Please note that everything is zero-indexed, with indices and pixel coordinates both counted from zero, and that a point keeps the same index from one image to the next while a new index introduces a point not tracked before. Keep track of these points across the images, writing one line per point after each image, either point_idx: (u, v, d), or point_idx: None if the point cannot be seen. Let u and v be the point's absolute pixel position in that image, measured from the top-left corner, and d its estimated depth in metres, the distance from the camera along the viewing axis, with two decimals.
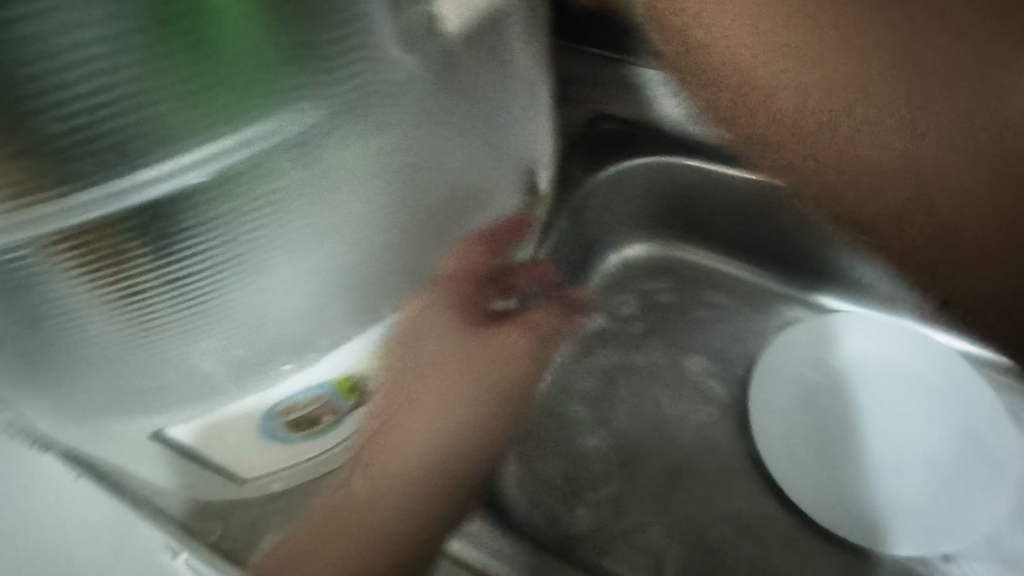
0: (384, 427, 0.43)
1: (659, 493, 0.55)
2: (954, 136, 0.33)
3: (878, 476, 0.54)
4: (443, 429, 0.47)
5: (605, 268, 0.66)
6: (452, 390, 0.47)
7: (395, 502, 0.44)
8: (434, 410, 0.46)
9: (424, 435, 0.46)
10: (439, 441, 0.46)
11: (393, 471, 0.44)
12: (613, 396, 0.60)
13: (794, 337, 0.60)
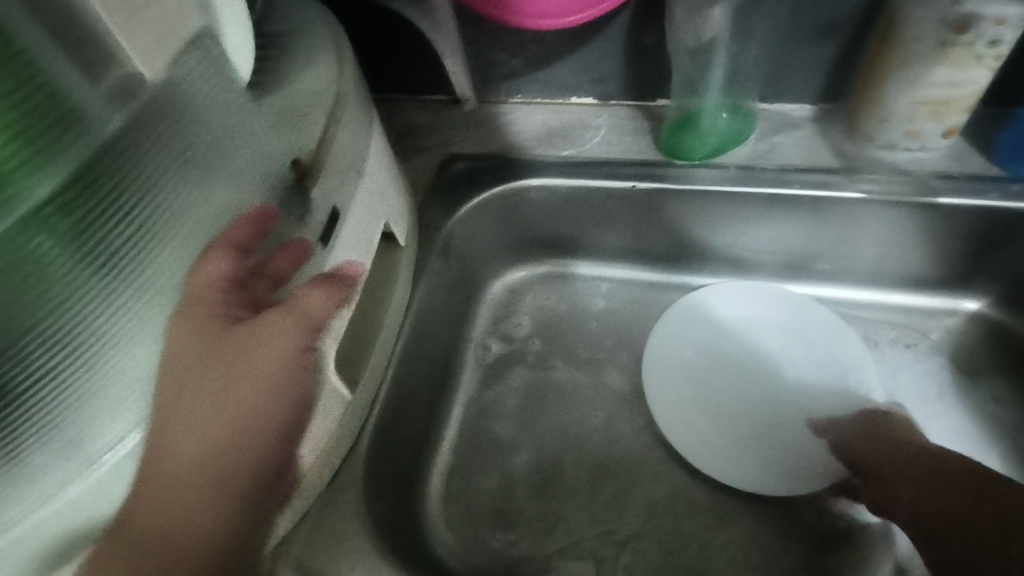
0: (192, 452, 0.34)
1: (582, 500, 0.57)
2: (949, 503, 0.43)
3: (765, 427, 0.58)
4: (213, 438, 0.34)
5: (492, 294, 0.68)
6: (219, 395, 0.35)
7: (193, 480, 0.34)
8: (205, 418, 0.34)
9: (208, 424, 0.34)
10: (226, 449, 0.35)
11: (183, 483, 0.34)
12: (522, 417, 0.61)
13: (673, 320, 0.63)
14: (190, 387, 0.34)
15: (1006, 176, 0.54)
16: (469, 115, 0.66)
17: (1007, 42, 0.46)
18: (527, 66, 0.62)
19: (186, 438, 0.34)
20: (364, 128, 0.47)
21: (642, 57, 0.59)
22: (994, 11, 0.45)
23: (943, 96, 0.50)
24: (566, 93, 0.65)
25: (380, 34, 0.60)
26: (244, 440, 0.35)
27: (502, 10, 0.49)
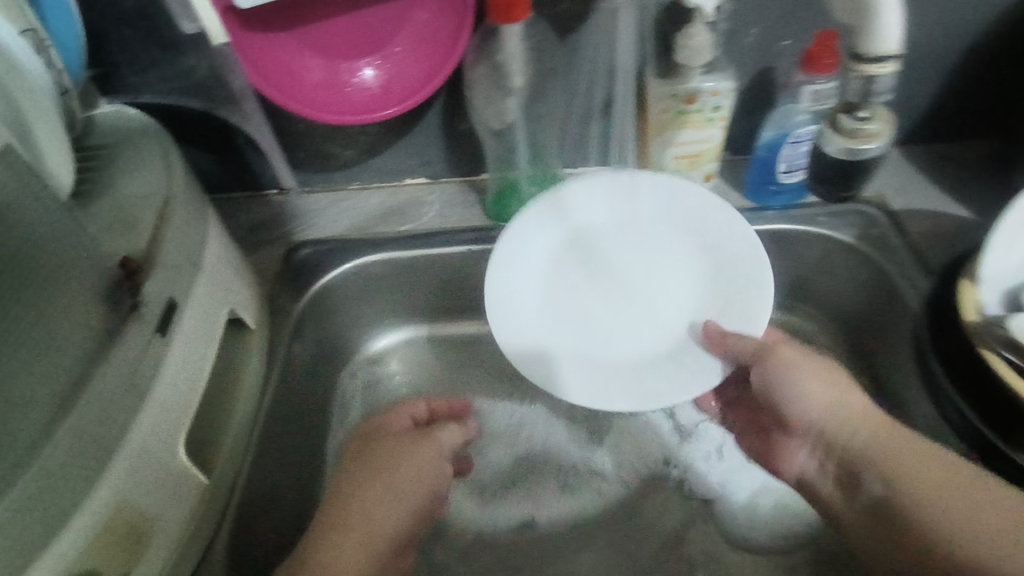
0: (347, 513, 0.50)
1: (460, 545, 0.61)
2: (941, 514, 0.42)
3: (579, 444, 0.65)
4: (368, 525, 0.50)
5: (358, 365, 0.71)
6: (387, 483, 0.52)
7: (374, 530, 0.50)
8: (391, 495, 0.51)
9: (393, 503, 0.51)
10: (391, 517, 0.51)
11: (352, 551, 0.48)
12: None
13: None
14: (373, 477, 0.52)
15: (757, 206, 0.66)
16: (312, 205, 0.71)
17: (724, 106, 0.59)
18: (360, 156, 0.69)
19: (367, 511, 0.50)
20: (197, 226, 0.50)
21: (459, 140, 0.68)
22: (707, 85, 0.58)
23: (693, 150, 0.63)
24: (400, 177, 0.72)
25: (208, 141, 0.64)
26: (386, 526, 0.51)
27: (318, 109, 0.53)
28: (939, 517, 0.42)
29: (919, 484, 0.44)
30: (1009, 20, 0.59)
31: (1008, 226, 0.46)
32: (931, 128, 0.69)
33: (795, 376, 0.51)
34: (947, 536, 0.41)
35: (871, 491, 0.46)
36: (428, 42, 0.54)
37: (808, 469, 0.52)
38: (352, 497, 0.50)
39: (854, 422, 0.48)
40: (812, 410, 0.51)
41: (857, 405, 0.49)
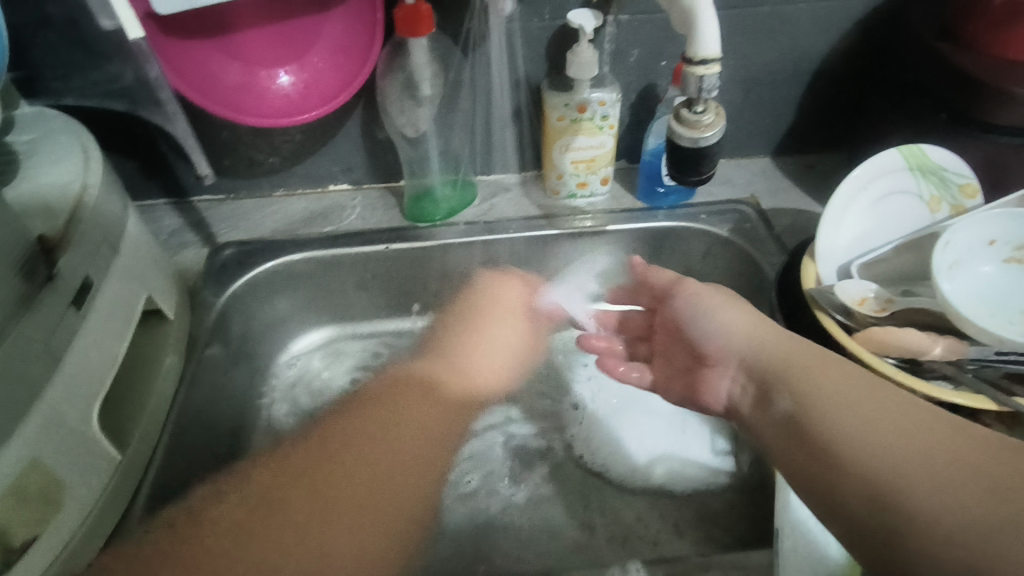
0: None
1: None
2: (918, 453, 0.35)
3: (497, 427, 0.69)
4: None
5: (282, 361, 0.73)
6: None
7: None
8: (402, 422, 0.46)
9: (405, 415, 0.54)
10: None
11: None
12: None
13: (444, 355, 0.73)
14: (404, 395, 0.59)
15: (649, 207, 0.74)
16: (237, 209, 0.75)
17: (611, 115, 0.67)
18: (285, 163, 0.73)
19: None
20: (112, 216, 0.52)
21: (378, 148, 0.73)
22: (595, 96, 0.66)
23: (589, 156, 0.71)
24: (323, 184, 0.76)
25: (130, 146, 0.67)
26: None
27: (238, 110, 0.58)
28: (844, 409, 0.40)
29: (875, 414, 0.39)
30: (847, 48, 0.70)
31: (834, 207, 0.56)
32: (797, 140, 0.79)
33: (710, 311, 0.55)
34: (844, 439, 0.39)
35: (783, 407, 0.45)
36: (342, 53, 0.60)
37: (736, 391, 0.50)
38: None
39: (772, 346, 0.49)
40: (729, 341, 0.52)
41: (762, 328, 0.51)
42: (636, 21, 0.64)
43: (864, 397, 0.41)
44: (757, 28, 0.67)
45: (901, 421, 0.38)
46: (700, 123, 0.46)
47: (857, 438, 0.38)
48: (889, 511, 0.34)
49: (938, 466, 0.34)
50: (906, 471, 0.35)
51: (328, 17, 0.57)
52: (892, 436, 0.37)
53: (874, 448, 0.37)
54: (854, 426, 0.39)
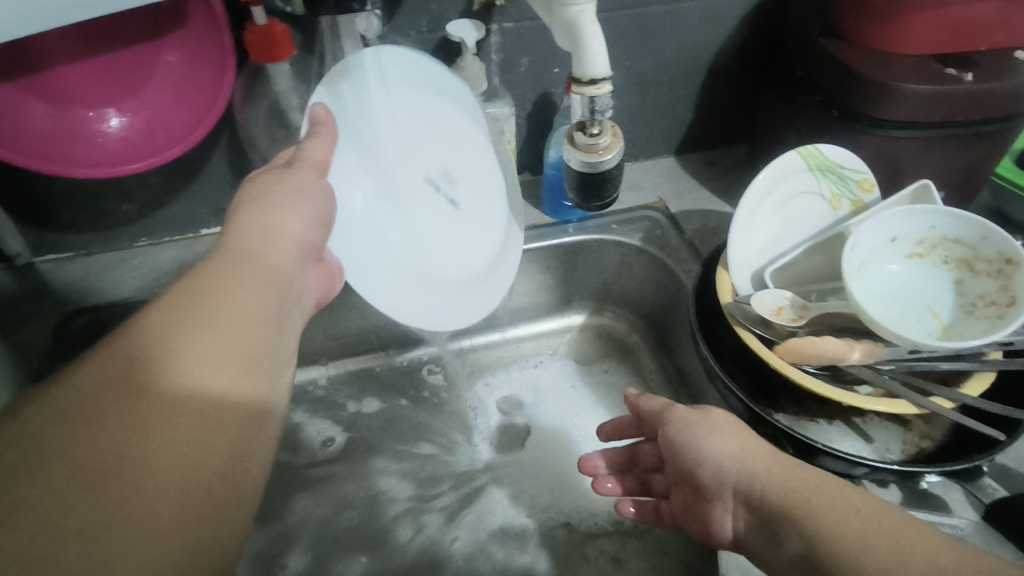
0: (52, 493, 0.28)
1: None
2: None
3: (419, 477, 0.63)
4: (193, 447, 0.31)
5: None
6: (225, 317, 0.36)
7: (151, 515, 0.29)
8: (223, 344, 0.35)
9: (234, 325, 0.36)
10: (207, 452, 0.32)
11: (71, 465, 0.29)
12: None
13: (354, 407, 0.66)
14: (192, 320, 0.34)
15: (557, 221, 0.70)
16: (86, 268, 0.64)
17: (508, 130, 0.63)
18: (141, 210, 0.63)
19: (125, 540, 0.28)
20: None
21: None
22: (487, 112, 0.61)
23: None
24: (192, 228, 0.67)
25: None
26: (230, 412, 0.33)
27: (66, 163, 0.49)
28: (841, 535, 0.35)
29: (853, 537, 0.35)
30: (737, 42, 0.69)
31: (742, 213, 0.54)
32: (697, 138, 0.78)
33: (699, 436, 0.46)
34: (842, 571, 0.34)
35: (792, 545, 0.38)
36: (188, 84, 0.52)
37: (740, 526, 0.43)
38: (102, 492, 0.28)
39: (764, 468, 0.42)
40: (721, 466, 0.44)
41: (753, 446, 0.43)
42: (521, 28, 0.60)
43: (827, 496, 0.38)
44: (646, 30, 0.64)
45: (881, 540, 0.34)
46: (596, 147, 0.43)
47: (845, 558, 0.34)
48: None
49: None
50: None
51: (160, 44, 0.49)
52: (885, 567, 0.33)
53: (872, 562, 0.33)
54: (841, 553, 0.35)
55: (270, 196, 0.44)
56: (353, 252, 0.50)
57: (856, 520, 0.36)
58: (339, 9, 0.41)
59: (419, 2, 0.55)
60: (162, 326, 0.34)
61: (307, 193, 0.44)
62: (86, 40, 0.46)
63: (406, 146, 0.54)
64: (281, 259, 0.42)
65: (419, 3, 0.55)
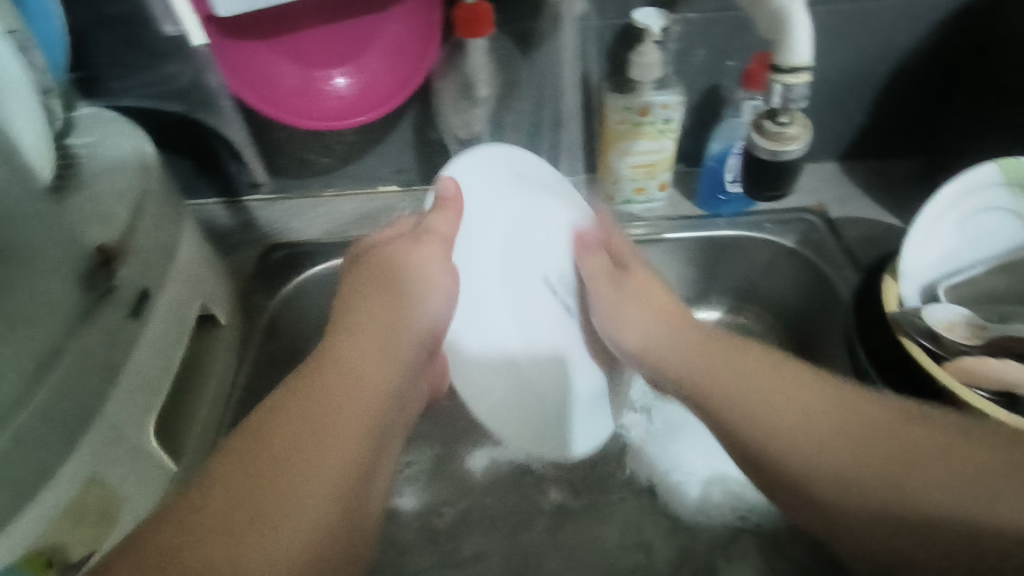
0: (190, 542, 0.33)
1: (421, 540, 0.60)
2: (847, 466, 0.39)
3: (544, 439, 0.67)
4: (323, 475, 0.38)
5: None
6: (341, 432, 0.41)
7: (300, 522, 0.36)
8: (347, 400, 0.43)
9: (347, 428, 0.41)
10: (326, 492, 0.38)
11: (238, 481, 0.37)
12: None
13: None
14: (323, 379, 0.43)
15: (708, 214, 0.70)
16: (283, 208, 0.73)
17: (674, 119, 0.63)
18: (335, 163, 0.71)
19: (260, 571, 0.33)
20: (171, 222, 0.52)
21: (430, 149, 0.70)
22: (658, 99, 0.62)
23: (648, 160, 0.67)
24: (372, 184, 0.74)
25: (183, 145, 0.66)
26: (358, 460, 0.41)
27: (296, 113, 0.57)
28: (779, 433, 0.43)
29: (790, 439, 0.42)
30: (932, 47, 0.65)
31: (921, 223, 0.52)
32: (867, 145, 0.74)
33: (622, 317, 0.54)
34: (788, 466, 0.41)
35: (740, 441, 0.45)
36: (400, 53, 0.58)
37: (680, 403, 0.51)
38: (268, 514, 0.36)
39: (670, 360, 0.51)
40: (641, 342, 0.53)
41: (676, 337, 0.53)
42: (705, 19, 0.61)
43: (813, 403, 0.43)
44: (834, 27, 0.63)
45: (835, 439, 0.40)
46: (785, 135, 0.43)
47: (790, 456, 0.41)
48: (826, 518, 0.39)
49: (860, 484, 0.38)
50: (833, 487, 0.39)
51: (385, 16, 0.55)
52: (826, 454, 0.40)
53: (823, 465, 0.40)
54: (772, 447, 0.42)
55: (384, 276, 0.51)
56: (494, 344, 0.50)
57: (815, 412, 0.42)
58: None
59: None
60: (281, 437, 0.39)
61: (427, 260, 0.49)
62: (328, 9, 0.54)
63: (489, 211, 0.52)
64: (405, 344, 0.48)
65: None
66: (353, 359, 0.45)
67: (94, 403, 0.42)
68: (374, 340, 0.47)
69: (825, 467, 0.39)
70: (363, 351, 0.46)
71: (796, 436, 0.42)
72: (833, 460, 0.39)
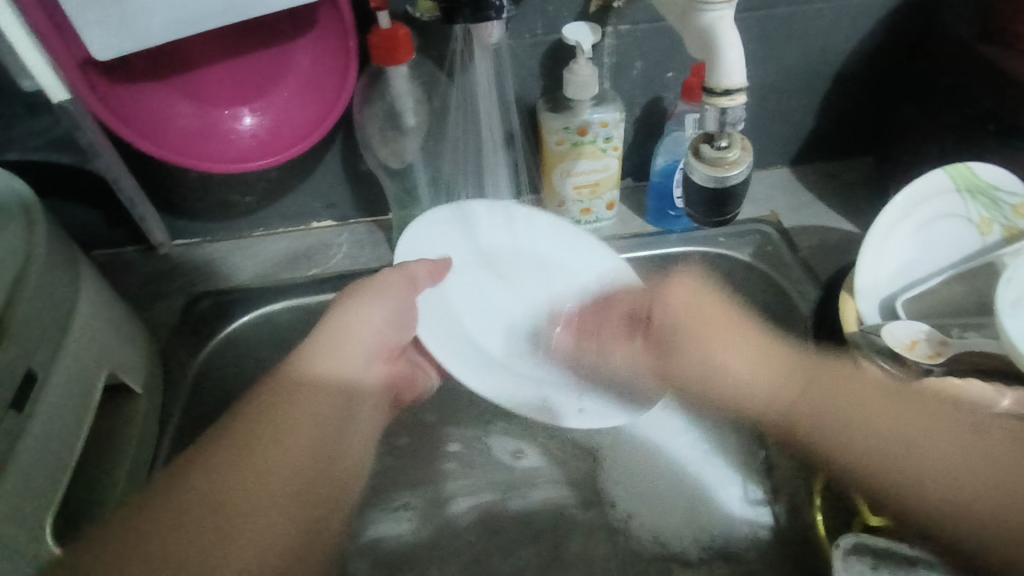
0: (161, 534, 0.38)
1: None
2: (968, 471, 0.43)
3: (509, 481, 0.62)
4: (280, 475, 0.44)
5: None
6: (298, 438, 0.46)
7: (258, 525, 0.41)
8: (311, 411, 0.48)
9: (303, 430, 0.46)
10: (285, 493, 0.43)
11: (184, 503, 0.39)
12: None
13: (456, 410, 0.66)
14: (282, 399, 0.47)
15: (660, 230, 0.68)
16: (209, 253, 0.67)
17: (615, 137, 0.60)
18: (261, 202, 0.66)
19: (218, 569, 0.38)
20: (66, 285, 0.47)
21: (362, 181, 0.66)
22: (596, 117, 0.59)
23: (592, 180, 0.64)
24: (303, 221, 0.69)
25: (86, 197, 0.61)
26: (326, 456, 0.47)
27: (201, 158, 0.52)
28: (911, 444, 0.45)
29: (890, 439, 0.46)
30: (872, 47, 0.63)
31: (874, 237, 0.50)
32: (817, 149, 0.73)
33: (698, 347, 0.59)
34: (898, 466, 0.46)
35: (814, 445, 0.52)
36: (313, 86, 0.53)
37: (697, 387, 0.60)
38: (218, 523, 0.39)
39: (819, 397, 0.52)
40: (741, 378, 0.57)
41: (847, 383, 0.50)
42: (637, 31, 0.58)
43: (886, 421, 0.47)
44: (771, 32, 0.61)
45: (923, 454, 0.45)
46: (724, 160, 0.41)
47: (881, 455, 0.47)
48: (944, 526, 0.44)
49: (975, 499, 0.43)
50: (960, 498, 0.43)
51: (292, 47, 0.51)
52: (915, 467, 0.45)
53: (925, 483, 0.44)
54: (896, 471, 0.46)
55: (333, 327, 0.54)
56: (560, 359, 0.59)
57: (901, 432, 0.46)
58: (471, 19, 0.40)
59: (535, 5, 0.55)
60: (234, 444, 0.43)
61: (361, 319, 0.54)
62: (226, 43, 0.49)
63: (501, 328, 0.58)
64: (353, 362, 0.54)
65: (536, 6, 0.55)
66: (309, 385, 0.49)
67: None
68: (350, 342, 0.54)
69: (988, 490, 0.42)
70: (327, 355, 0.53)
71: (892, 424, 0.46)
72: (949, 466, 0.44)
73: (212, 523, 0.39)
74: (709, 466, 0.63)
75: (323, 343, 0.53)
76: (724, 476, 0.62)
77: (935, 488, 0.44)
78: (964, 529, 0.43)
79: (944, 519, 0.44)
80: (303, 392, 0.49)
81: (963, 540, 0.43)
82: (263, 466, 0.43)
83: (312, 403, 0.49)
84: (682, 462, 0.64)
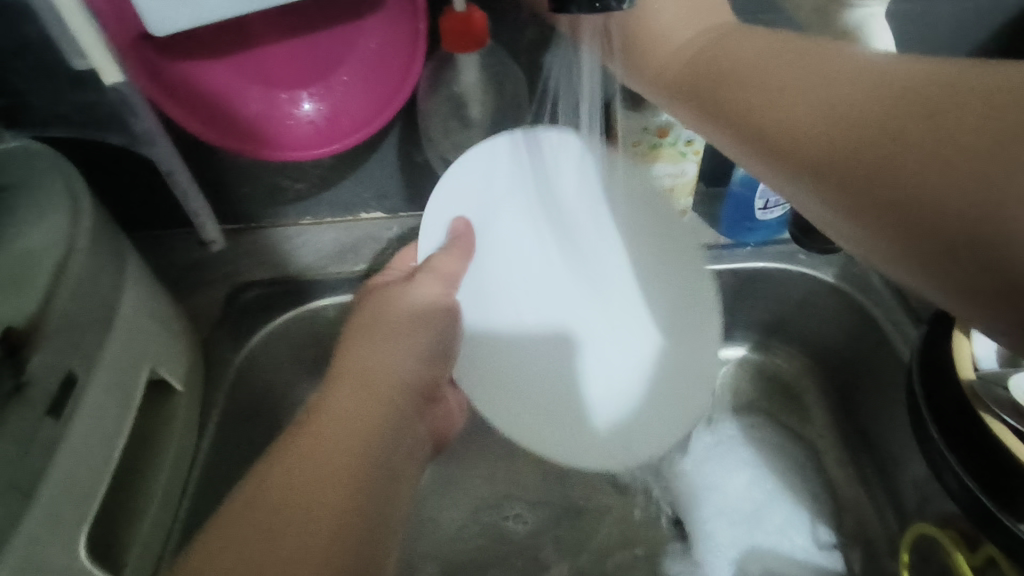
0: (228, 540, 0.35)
1: None
2: (838, 147, 0.30)
3: (557, 503, 0.59)
4: (340, 461, 0.41)
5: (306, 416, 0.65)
6: (353, 425, 0.43)
7: (316, 516, 0.37)
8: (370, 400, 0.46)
9: (358, 421, 0.44)
10: (348, 477, 0.40)
11: (255, 503, 0.37)
12: None
13: None
14: (343, 382, 0.46)
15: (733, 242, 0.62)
16: (254, 240, 0.64)
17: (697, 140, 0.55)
18: (310, 190, 0.62)
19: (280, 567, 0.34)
20: (111, 279, 0.44)
21: (418, 174, 0.62)
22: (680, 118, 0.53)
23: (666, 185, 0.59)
24: (352, 212, 0.65)
25: (133, 179, 0.58)
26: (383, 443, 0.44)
27: (256, 146, 0.48)
28: (827, 136, 0.30)
29: (917, 155, 0.27)
30: None
31: None
32: None
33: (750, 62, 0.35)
34: (831, 159, 0.30)
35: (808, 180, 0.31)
36: (378, 71, 0.49)
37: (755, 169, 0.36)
38: (280, 520, 0.36)
39: (862, 115, 0.29)
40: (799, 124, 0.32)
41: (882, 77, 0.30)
42: None
43: (803, 109, 0.32)
44: None
45: (895, 108, 0.28)
46: None
47: (801, 140, 0.32)
48: (900, 186, 0.27)
49: (911, 150, 0.27)
50: (908, 153, 0.27)
51: (357, 27, 0.47)
52: (887, 135, 0.28)
53: (913, 162, 0.27)
54: (908, 124, 0.27)
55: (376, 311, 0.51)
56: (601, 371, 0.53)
57: (953, 159, 0.25)
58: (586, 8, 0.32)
59: None
60: (296, 440, 0.41)
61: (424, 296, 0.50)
62: (287, 20, 0.46)
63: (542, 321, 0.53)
64: (407, 326, 0.51)
65: None
66: (370, 358, 0.48)
67: (7, 529, 0.34)
68: (398, 322, 0.50)
69: (890, 137, 0.28)
70: (388, 335, 0.50)
71: (821, 142, 0.31)
72: (849, 140, 0.29)
73: (286, 517, 0.37)
74: (772, 508, 0.58)
75: (371, 320, 0.51)
76: (792, 518, 0.58)
77: (925, 160, 0.26)
78: (912, 183, 0.27)
79: (904, 193, 0.27)
80: (362, 375, 0.47)
81: (918, 205, 0.26)
82: (325, 452, 0.41)
83: (371, 381, 0.47)
84: (740, 503, 0.58)
